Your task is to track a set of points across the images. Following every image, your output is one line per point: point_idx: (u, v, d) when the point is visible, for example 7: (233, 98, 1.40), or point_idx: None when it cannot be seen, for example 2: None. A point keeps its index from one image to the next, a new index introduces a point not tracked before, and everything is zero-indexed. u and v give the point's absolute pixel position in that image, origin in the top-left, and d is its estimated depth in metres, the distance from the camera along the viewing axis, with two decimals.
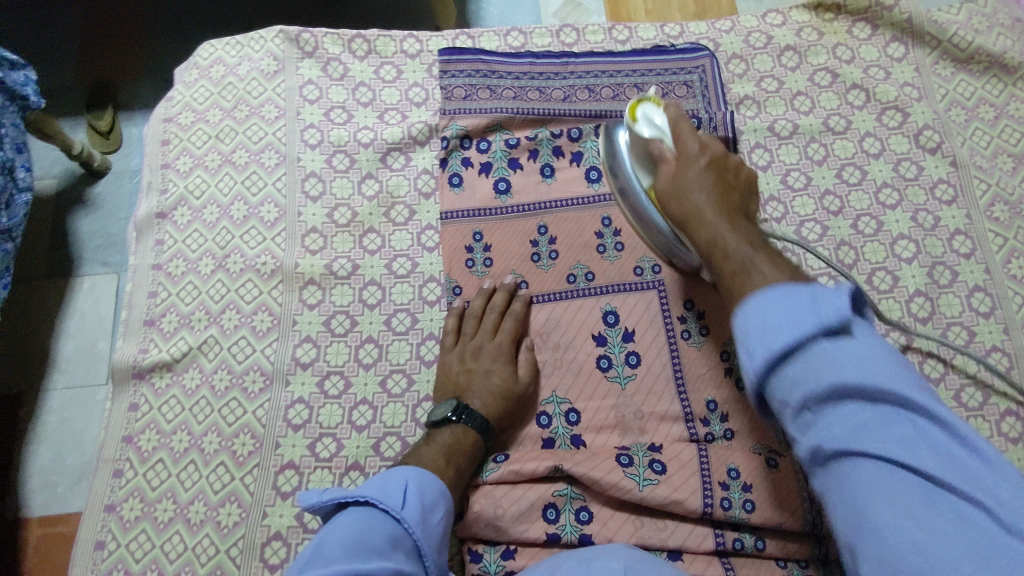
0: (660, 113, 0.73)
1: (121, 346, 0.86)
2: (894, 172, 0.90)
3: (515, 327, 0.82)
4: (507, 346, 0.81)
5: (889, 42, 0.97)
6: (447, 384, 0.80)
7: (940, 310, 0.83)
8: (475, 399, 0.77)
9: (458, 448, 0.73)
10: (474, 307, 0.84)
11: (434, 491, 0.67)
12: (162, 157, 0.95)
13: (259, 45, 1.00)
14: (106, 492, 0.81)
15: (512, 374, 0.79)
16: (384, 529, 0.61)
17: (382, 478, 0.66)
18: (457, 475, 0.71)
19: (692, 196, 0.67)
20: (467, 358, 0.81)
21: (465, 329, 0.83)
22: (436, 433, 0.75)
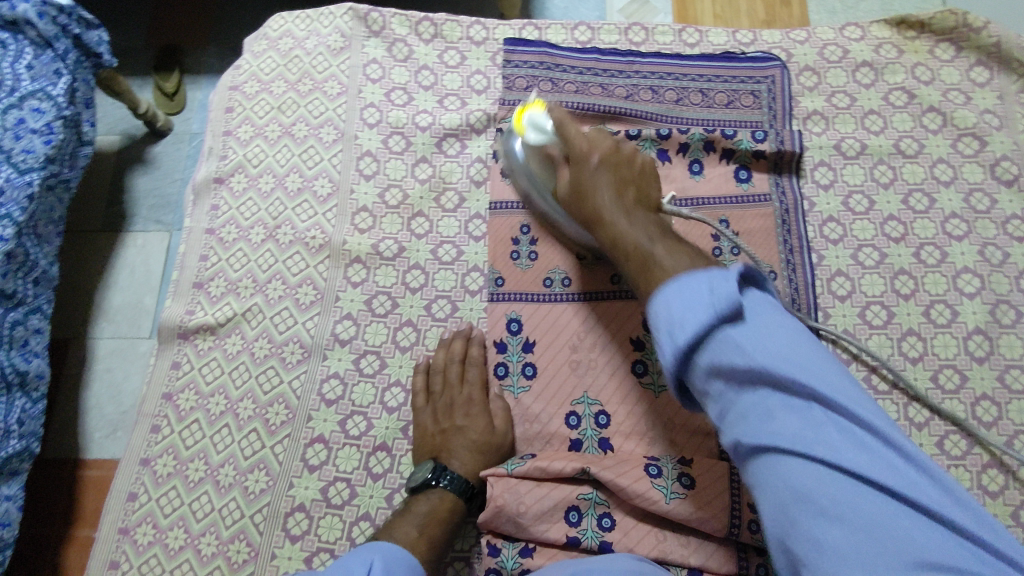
0: (547, 119, 0.78)
1: (169, 305, 0.88)
2: (965, 203, 0.86)
3: (481, 374, 0.81)
4: (478, 397, 0.79)
5: (973, 66, 0.93)
6: (424, 445, 0.78)
7: (1000, 351, 0.80)
8: (455, 459, 0.76)
9: (438, 514, 0.72)
10: (438, 362, 0.82)
11: (402, 568, 0.65)
12: (224, 124, 0.97)
13: (328, 21, 1.01)
14: (143, 446, 0.83)
15: (488, 423, 0.77)
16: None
17: (343, 565, 0.63)
18: (432, 545, 0.70)
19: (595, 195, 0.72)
20: (440, 416, 0.79)
21: (433, 386, 0.81)
22: (413, 502, 0.73)
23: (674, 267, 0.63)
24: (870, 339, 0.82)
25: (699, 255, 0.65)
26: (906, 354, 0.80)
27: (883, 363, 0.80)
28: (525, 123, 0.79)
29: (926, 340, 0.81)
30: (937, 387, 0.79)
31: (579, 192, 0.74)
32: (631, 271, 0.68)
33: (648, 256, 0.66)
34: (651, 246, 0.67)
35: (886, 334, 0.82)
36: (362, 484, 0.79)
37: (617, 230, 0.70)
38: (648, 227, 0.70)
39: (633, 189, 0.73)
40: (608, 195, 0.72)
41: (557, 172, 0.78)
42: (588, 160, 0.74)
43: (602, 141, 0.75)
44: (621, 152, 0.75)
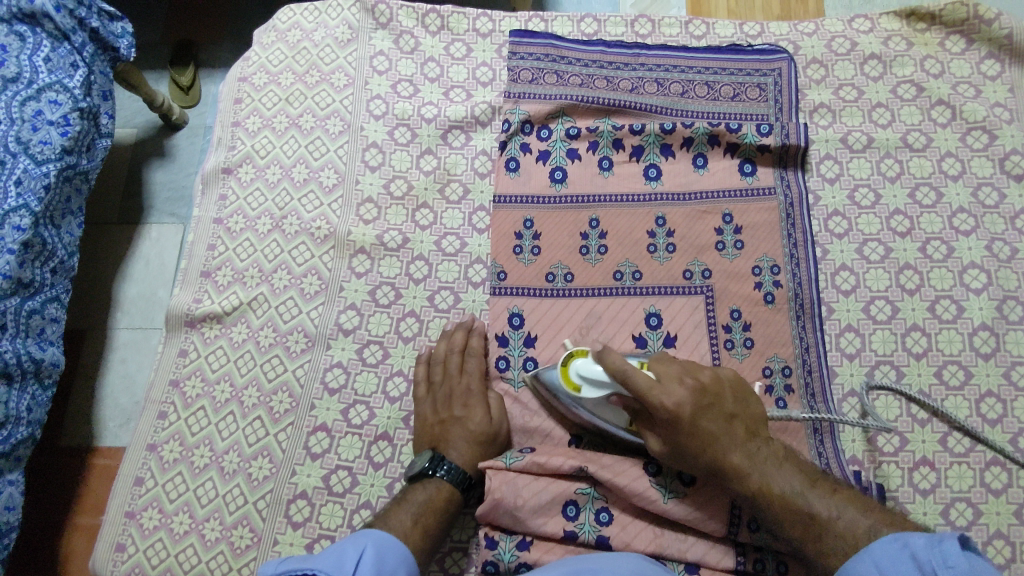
0: (592, 364, 0.71)
1: (177, 294, 0.90)
2: (973, 198, 0.85)
3: (481, 366, 0.80)
4: (477, 387, 0.79)
5: (984, 59, 0.92)
6: (424, 436, 0.78)
7: (1006, 348, 0.79)
8: (453, 450, 0.75)
9: (433, 503, 0.72)
10: (438, 353, 0.82)
11: (394, 557, 0.65)
12: (233, 115, 0.98)
13: (336, 13, 1.01)
14: (150, 431, 0.84)
15: (487, 413, 0.77)
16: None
17: (337, 548, 0.63)
18: (426, 535, 0.70)
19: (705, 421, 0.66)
20: (439, 406, 0.78)
21: (433, 377, 0.80)
22: (410, 492, 0.73)
23: (841, 520, 0.63)
24: (874, 334, 0.81)
25: (805, 468, 0.67)
26: (910, 350, 0.80)
27: (886, 359, 0.80)
28: (574, 376, 0.71)
29: (930, 336, 0.80)
30: (941, 384, 0.78)
31: (693, 454, 0.67)
32: (798, 536, 0.64)
33: (807, 511, 0.64)
34: (796, 488, 0.65)
35: (890, 329, 0.81)
36: (363, 473, 0.80)
37: (761, 480, 0.65)
38: (770, 457, 0.67)
39: (739, 425, 0.68)
40: (717, 423, 0.67)
41: (615, 394, 0.71)
42: (683, 421, 0.66)
43: (670, 368, 0.70)
44: (711, 381, 0.69)
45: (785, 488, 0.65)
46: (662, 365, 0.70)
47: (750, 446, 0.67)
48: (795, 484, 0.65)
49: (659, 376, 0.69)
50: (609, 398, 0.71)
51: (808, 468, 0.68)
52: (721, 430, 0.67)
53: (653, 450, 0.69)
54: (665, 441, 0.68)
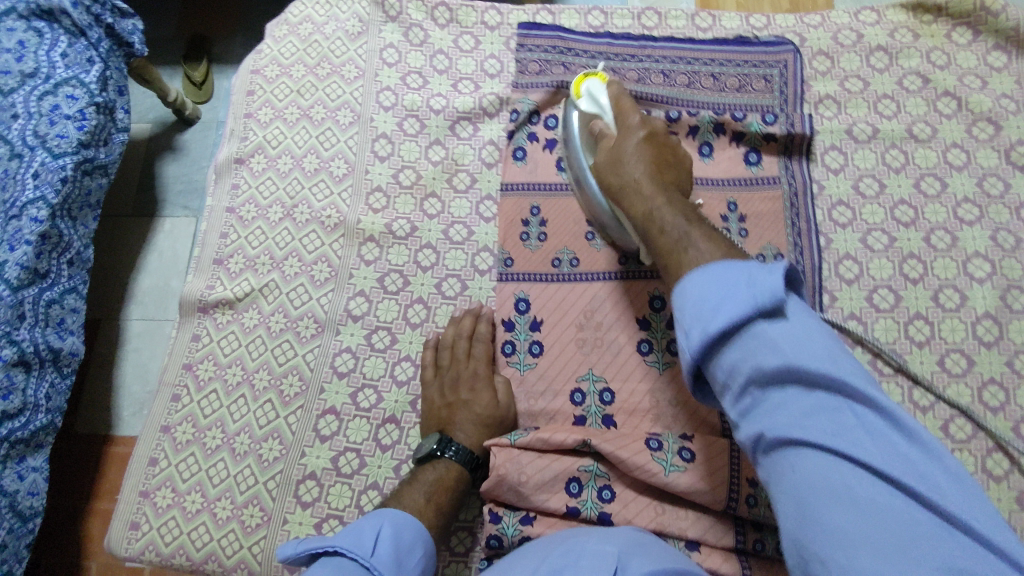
0: (604, 91, 0.79)
1: (190, 280, 0.92)
2: (977, 188, 0.86)
3: (487, 350, 0.82)
4: (484, 371, 0.80)
5: (990, 51, 0.92)
6: (431, 418, 0.79)
7: (1009, 337, 0.79)
8: (460, 431, 0.77)
9: (443, 483, 0.74)
10: (446, 338, 0.83)
11: (411, 532, 0.68)
12: (245, 106, 1.00)
13: (347, 7, 1.03)
14: (164, 413, 0.86)
15: (493, 395, 0.79)
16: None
17: (355, 526, 0.65)
18: (439, 511, 0.72)
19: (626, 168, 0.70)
20: (446, 390, 0.80)
21: (440, 361, 0.82)
22: (418, 472, 0.75)
23: (703, 255, 0.56)
24: (877, 322, 0.81)
25: (702, 223, 0.61)
26: (913, 337, 0.80)
27: (889, 346, 0.80)
28: (584, 88, 0.81)
29: (934, 324, 0.81)
30: (943, 371, 0.79)
31: (623, 208, 0.68)
32: (669, 292, 0.59)
33: (679, 235, 0.60)
34: (685, 228, 0.61)
35: (893, 317, 0.81)
36: (371, 454, 0.81)
37: (667, 239, 0.61)
38: (686, 209, 0.65)
39: (684, 198, 0.67)
40: (642, 169, 0.69)
41: (599, 122, 0.79)
42: (633, 185, 0.68)
43: (655, 125, 0.74)
44: (667, 177, 0.70)
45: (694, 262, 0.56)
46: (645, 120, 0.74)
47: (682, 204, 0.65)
48: (714, 253, 0.56)
49: (646, 151, 0.71)
50: (594, 121, 0.79)
51: (716, 233, 0.59)
52: (650, 171, 0.69)
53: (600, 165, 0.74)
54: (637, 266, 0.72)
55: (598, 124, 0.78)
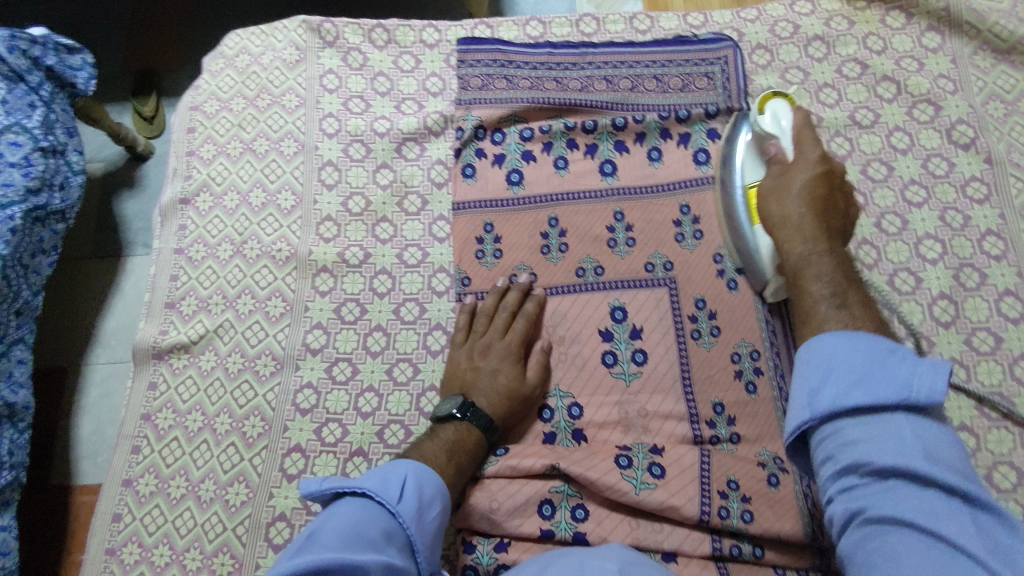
0: (789, 113, 0.77)
1: (142, 327, 0.90)
2: (923, 169, 0.86)
3: (526, 327, 0.81)
4: (516, 347, 0.80)
5: (924, 32, 0.93)
6: (454, 380, 0.79)
7: (966, 315, 0.79)
8: (481, 397, 0.77)
9: (461, 445, 0.73)
10: (486, 305, 0.83)
11: (432, 487, 0.67)
12: (186, 144, 0.98)
13: (283, 35, 1.02)
14: (125, 467, 0.84)
15: (521, 375, 0.78)
16: (379, 522, 0.61)
17: (384, 469, 0.66)
18: (458, 472, 0.72)
19: (789, 201, 0.70)
20: (476, 356, 0.80)
21: (474, 327, 0.82)
22: (437, 430, 0.74)
23: (823, 279, 0.64)
24: None
25: (853, 292, 0.63)
26: None
27: None
28: (768, 107, 0.78)
29: (892, 308, 0.81)
30: None
31: (778, 225, 0.71)
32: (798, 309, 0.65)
33: (801, 253, 0.67)
34: (812, 249, 0.67)
35: None
36: None
37: (792, 246, 0.68)
38: (844, 258, 0.66)
39: (841, 236, 0.69)
40: (801, 205, 0.70)
41: (776, 143, 0.76)
42: (796, 228, 0.69)
43: (811, 158, 0.72)
44: (840, 176, 0.71)
45: (825, 330, 0.59)
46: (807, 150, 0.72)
47: (835, 252, 0.67)
48: (847, 323, 0.59)
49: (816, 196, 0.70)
50: (771, 143, 0.76)
51: (874, 315, 0.60)
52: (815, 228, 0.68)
53: (769, 210, 0.72)
54: (779, 201, 0.71)
55: (777, 147, 0.75)
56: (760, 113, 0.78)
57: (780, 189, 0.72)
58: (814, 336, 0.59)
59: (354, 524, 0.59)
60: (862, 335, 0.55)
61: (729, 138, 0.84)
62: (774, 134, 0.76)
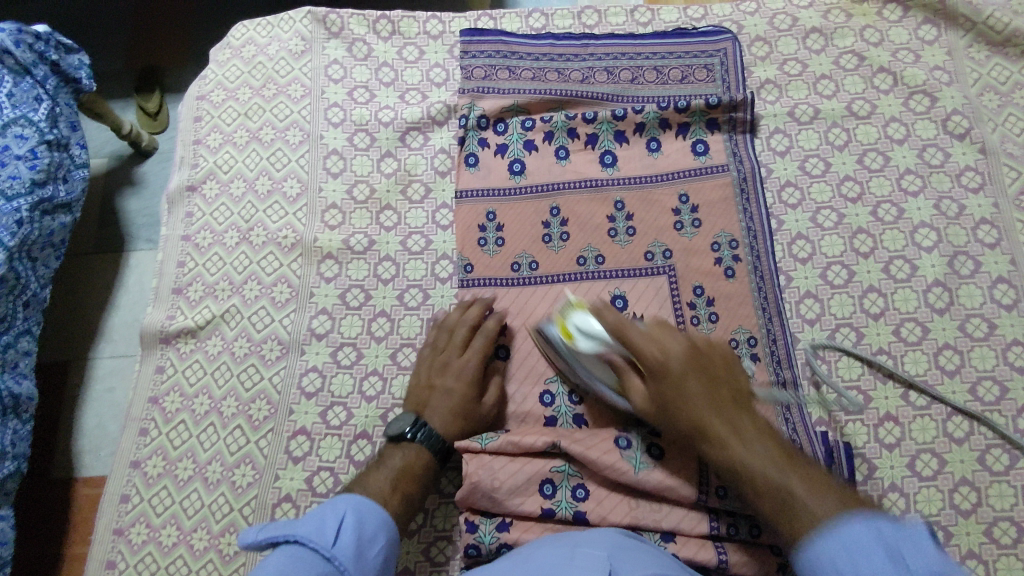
0: (594, 320, 0.75)
1: (150, 312, 0.91)
2: (919, 159, 0.88)
3: (486, 345, 0.80)
4: (476, 370, 0.79)
5: (921, 25, 0.95)
6: (413, 396, 0.80)
7: (959, 302, 0.81)
8: (434, 417, 0.77)
9: (409, 471, 0.74)
10: (450, 319, 0.83)
11: (375, 522, 0.67)
12: (194, 133, 1.00)
13: (288, 26, 1.03)
14: (133, 449, 0.85)
15: (475, 396, 0.78)
16: (316, 569, 0.60)
17: (316, 515, 0.65)
18: (404, 501, 0.72)
19: (685, 390, 0.66)
20: (435, 372, 0.80)
21: (438, 343, 0.82)
22: (391, 451, 0.76)
23: (820, 504, 0.57)
24: (832, 298, 0.83)
25: (802, 466, 0.61)
26: (868, 310, 0.82)
27: (845, 321, 0.82)
28: (570, 328, 0.76)
29: (886, 296, 0.82)
30: (900, 341, 0.80)
31: (667, 409, 0.67)
32: (757, 501, 0.62)
33: (786, 492, 0.59)
34: (787, 479, 0.60)
35: (847, 292, 0.83)
36: (345, 472, 0.81)
37: (738, 463, 0.63)
38: (777, 448, 0.63)
39: (733, 403, 0.66)
40: (697, 387, 0.66)
41: (608, 350, 0.74)
42: (670, 370, 0.67)
43: (673, 345, 0.68)
44: (707, 346, 0.70)
45: (812, 523, 0.56)
46: (665, 334, 0.69)
47: (756, 429, 0.65)
48: (835, 510, 0.56)
49: (652, 328, 0.70)
50: (601, 355, 0.74)
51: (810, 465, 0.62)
52: (704, 397, 0.66)
53: (635, 389, 0.71)
54: (650, 392, 0.69)
55: (609, 356, 0.73)
56: (569, 337, 0.76)
57: (670, 388, 0.67)
58: (797, 535, 0.57)
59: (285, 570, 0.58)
60: (845, 522, 0.54)
61: (542, 332, 0.81)
62: (597, 346, 0.74)
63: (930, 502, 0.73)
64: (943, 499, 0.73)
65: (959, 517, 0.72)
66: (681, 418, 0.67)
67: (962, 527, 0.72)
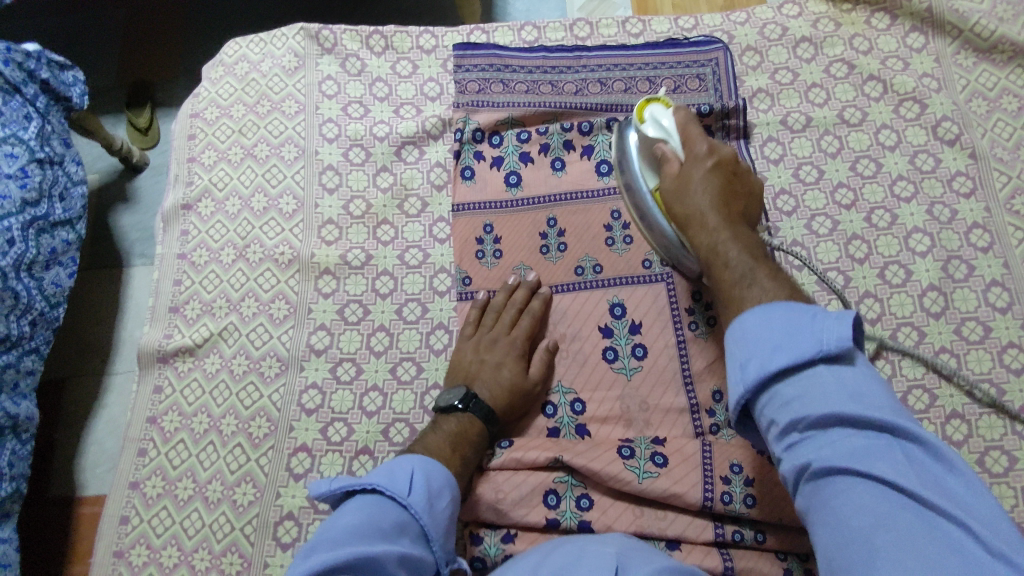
0: (668, 114, 0.80)
1: (147, 331, 0.91)
2: (910, 165, 0.89)
3: (531, 325, 0.83)
4: (522, 343, 0.82)
5: (908, 33, 0.96)
6: (458, 372, 0.81)
7: (955, 305, 0.82)
8: (483, 389, 0.78)
9: (463, 436, 0.75)
10: (496, 300, 0.85)
11: (440, 477, 0.69)
12: (188, 151, 0.99)
13: (281, 43, 1.03)
14: (132, 470, 0.85)
15: (523, 369, 0.80)
16: (390, 516, 0.63)
17: (388, 466, 0.67)
18: (463, 463, 0.73)
19: (691, 198, 0.73)
20: (482, 349, 0.82)
21: (483, 321, 0.84)
22: (441, 421, 0.76)
23: (766, 292, 0.61)
24: (830, 304, 0.83)
25: (767, 264, 0.65)
26: (865, 315, 0.82)
27: None
28: (646, 113, 0.82)
29: (883, 301, 0.83)
30: (897, 345, 0.81)
31: (681, 220, 0.74)
32: (720, 282, 0.67)
33: (746, 287, 0.63)
34: (750, 265, 0.65)
35: (844, 298, 0.84)
36: None
37: (708, 244, 0.70)
38: (752, 246, 0.68)
39: (738, 193, 0.74)
40: (706, 198, 0.72)
41: (666, 143, 0.79)
42: (716, 221, 0.70)
43: (722, 150, 0.76)
44: (733, 162, 0.76)
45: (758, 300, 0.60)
46: (704, 138, 0.76)
47: (743, 238, 0.69)
48: (777, 292, 0.61)
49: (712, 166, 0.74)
50: (658, 145, 0.79)
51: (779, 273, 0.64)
52: (715, 203, 0.72)
53: (668, 172, 0.77)
54: (666, 189, 0.77)
55: (664, 147, 0.79)
56: (639, 121, 0.82)
57: (679, 190, 0.75)
58: (755, 307, 0.59)
59: (364, 521, 0.61)
60: (781, 301, 0.57)
61: (621, 138, 0.87)
62: (661, 137, 0.80)
63: None
64: None
65: None
66: (690, 229, 0.73)
67: None
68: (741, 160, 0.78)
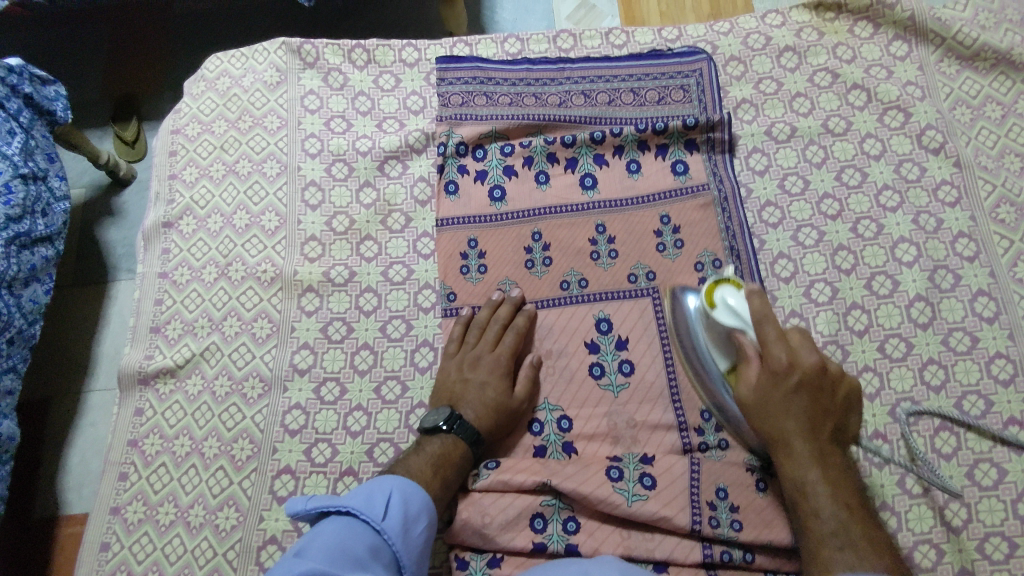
0: (740, 299, 0.72)
1: (128, 352, 0.89)
2: (895, 174, 0.88)
3: (515, 342, 0.82)
4: (505, 361, 0.81)
5: (892, 41, 0.96)
6: (443, 391, 0.81)
7: (942, 316, 0.81)
8: (468, 409, 0.78)
9: (447, 459, 0.74)
10: (479, 317, 0.84)
11: (418, 502, 0.68)
12: (169, 168, 0.98)
13: (263, 57, 1.02)
14: (112, 494, 0.83)
15: (507, 388, 0.79)
16: (364, 539, 0.62)
17: (366, 488, 0.67)
18: (444, 485, 0.73)
19: (782, 421, 0.66)
20: (465, 367, 0.81)
21: (467, 338, 0.83)
22: (425, 442, 0.76)
23: (856, 565, 0.58)
24: (818, 316, 0.83)
25: (862, 516, 0.62)
26: (852, 327, 0.82)
27: (831, 339, 0.81)
28: (716, 296, 0.73)
29: (870, 312, 0.82)
30: (885, 357, 0.80)
31: (762, 415, 0.67)
32: (805, 530, 0.63)
33: (833, 538, 0.61)
34: (841, 522, 0.61)
35: (832, 310, 0.83)
36: None
37: (793, 479, 0.65)
38: (850, 500, 0.63)
39: (829, 425, 0.66)
40: (797, 422, 0.65)
41: (742, 339, 0.71)
42: (785, 380, 0.66)
43: (806, 356, 0.67)
44: (822, 371, 0.67)
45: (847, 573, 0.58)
46: (805, 350, 0.67)
47: (836, 470, 0.64)
48: (874, 575, 0.57)
49: (794, 337, 0.69)
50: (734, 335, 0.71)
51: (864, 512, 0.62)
52: (801, 416, 0.65)
53: (747, 376, 0.69)
54: (757, 383, 0.68)
55: (739, 339, 0.71)
56: (710, 305, 0.73)
57: (762, 409, 0.67)
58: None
59: (338, 543, 0.60)
60: None
61: (676, 300, 0.82)
62: (737, 328, 0.71)
63: (922, 520, 0.73)
64: (934, 517, 0.73)
65: (950, 534, 0.72)
66: (771, 427, 0.67)
67: (954, 544, 0.72)
68: (830, 360, 0.68)
